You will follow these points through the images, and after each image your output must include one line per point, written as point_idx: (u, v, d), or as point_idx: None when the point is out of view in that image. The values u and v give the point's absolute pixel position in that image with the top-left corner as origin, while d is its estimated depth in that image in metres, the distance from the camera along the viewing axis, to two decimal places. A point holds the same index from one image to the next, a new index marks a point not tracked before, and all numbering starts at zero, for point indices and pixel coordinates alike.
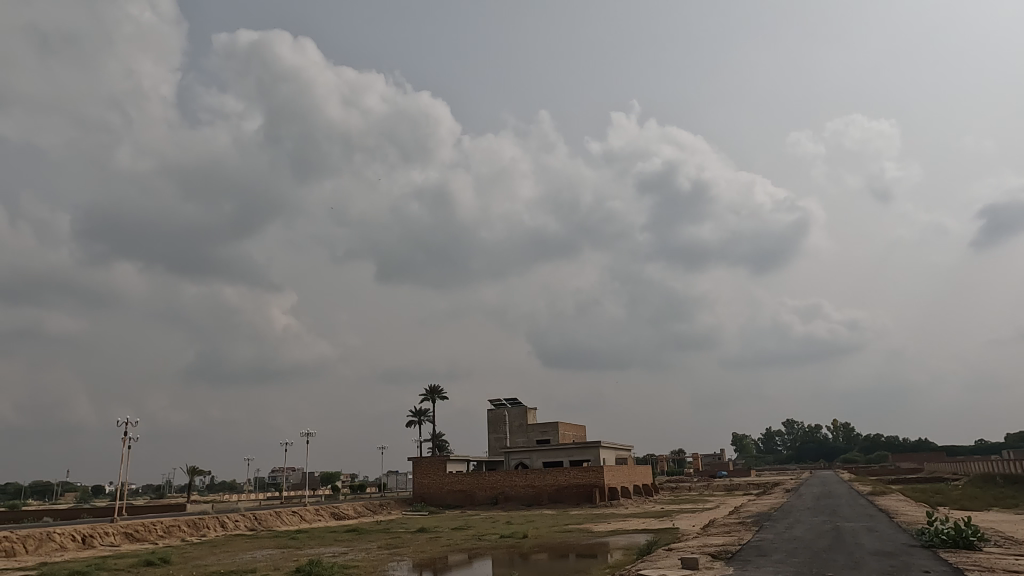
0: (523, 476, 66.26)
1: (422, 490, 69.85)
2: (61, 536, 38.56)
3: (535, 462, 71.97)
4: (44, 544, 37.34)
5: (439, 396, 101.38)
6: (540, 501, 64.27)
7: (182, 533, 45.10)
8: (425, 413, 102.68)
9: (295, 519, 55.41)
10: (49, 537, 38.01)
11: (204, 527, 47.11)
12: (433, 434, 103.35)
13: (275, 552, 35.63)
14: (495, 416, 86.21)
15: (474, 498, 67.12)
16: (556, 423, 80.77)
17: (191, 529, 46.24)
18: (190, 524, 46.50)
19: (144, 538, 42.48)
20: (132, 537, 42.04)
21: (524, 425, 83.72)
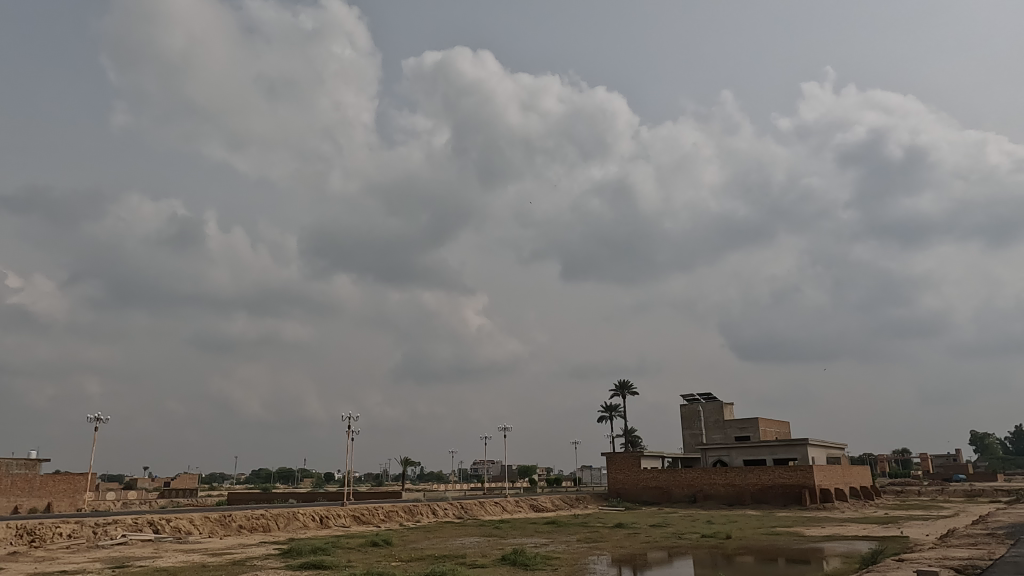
0: (722, 475, 63.45)
1: (617, 485, 69.82)
2: (304, 516, 44.29)
3: (735, 459, 68.68)
4: (292, 522, 43.17)
5: (629, 392, 100.64)
6: (743, 501, 61.12)
7: (400, 518, 49.62)
8: (616, 409, 102.55)
9: (497, 509, 58.30)
10: (295, 516, 43.93)
11: (418, 513, 51.34)
12: (625, 429, 102.86)
13: (482, 540, 37.86)
14: (689, 412, 83.71)
15: (671, 496, 65.63)
16: (756, 419, 76.37)
17: (407, 514, 50.65)
18: (406, 510, 50.95)
19: (369, 520, 47.37)
20: (360, 519, 47.08)
21: (720, 420, 80.23)
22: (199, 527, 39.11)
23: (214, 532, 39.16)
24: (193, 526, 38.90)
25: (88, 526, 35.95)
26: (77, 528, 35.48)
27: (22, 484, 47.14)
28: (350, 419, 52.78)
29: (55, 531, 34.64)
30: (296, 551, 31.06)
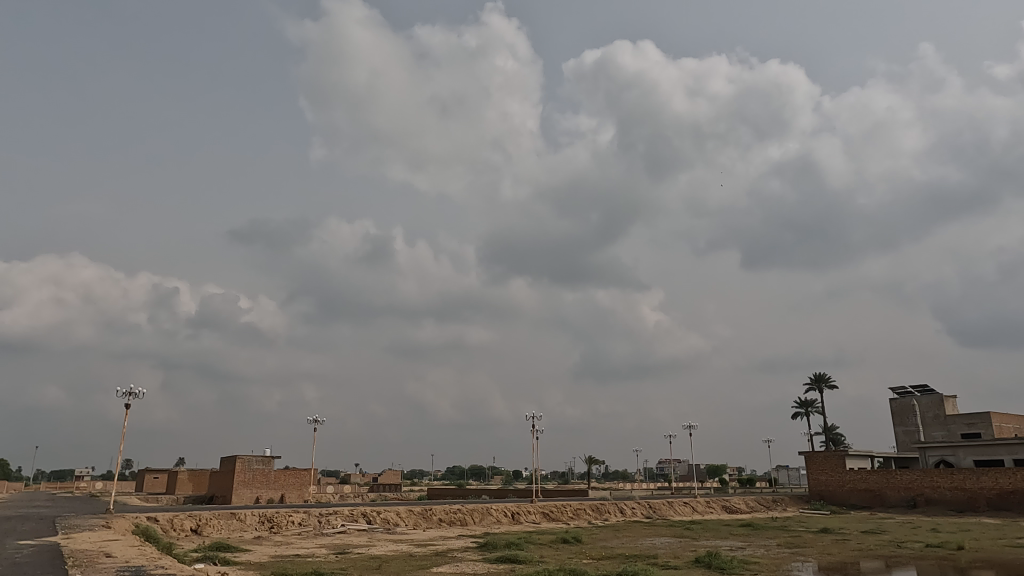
0: (948, 477, 56.20)
1: (820, 487, 64.58)
2: (497, 512, 46.28)
3: (962, 460, 60.39)
4: (486, 517, 45.33)
5: (826, 384, 92.59)
6: (977, 507, 53.52)
7: (588, 516, 50.03)
8: (812, 405, 94.91)
9: (687, 510, 56.58)
10: (488, 511, 46.06)
11: (606, 512, 51.37)
12: (824, 426, 94.83)
13: (673, 541, 36.91)
14: (900, 407, 75.13)
15: (885, 499, 59.33)
16: (987, 414, 66.55)
17: (595, 513, 50.92)
18: (594, 508, 51.24)
19: (558, 518, 48.30)
20: (549, 516, 48.16)
21: (941, 416, 71.04)
22: (404, 519, 42.47)
23: (418, 524, 42.27)
24: (399, 518, 42.36)
25: (314, 516, 40.57)
26: (306, 517, 40.19)
27: (260, 477, 54.37)
28: (536, 419, 57.31)
29: (288, 519, 39.55)
30: (492, 545, 32.54)
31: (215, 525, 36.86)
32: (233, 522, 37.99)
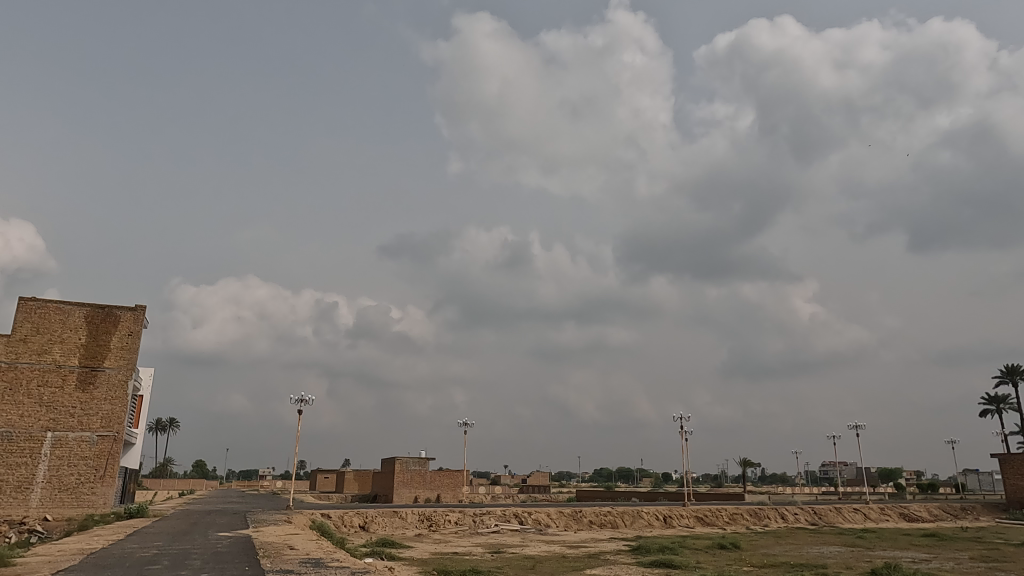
0: None
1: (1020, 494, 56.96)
2: (648, 515, 45.38)
3: None
4: (637, 520, 44.63)
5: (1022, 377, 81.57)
6: None
7: (746, 521, 47.69)
8: (1004, 400, 84.06)
9: (858, 517, 52.23)
10: (639, 514, 45.33)
11: (765, 518, 48.70)
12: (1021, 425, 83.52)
13: (844, 550, 34.25)
14: None
15: None
16: None
17: (753, 518, 48.46)
18: (752, 513, 48.78)
19: (714, 522, 46.46)
20: (703, 521, 46.46)
21: None
22: (556, 520, 42.89)
23: (569, 526, 42.55)
24: (551, 519, 42.85)
25: (469, 515, 42.17)
26: (462, 516, 41.81)
27: (418, 477, 57.34)
28: (684, 419, 53.41)
29: (446, 518, 41.34)
30: (645, 548, 32.04)
31: (380, 522, 39.41)
32: (396, 519, 40.38)
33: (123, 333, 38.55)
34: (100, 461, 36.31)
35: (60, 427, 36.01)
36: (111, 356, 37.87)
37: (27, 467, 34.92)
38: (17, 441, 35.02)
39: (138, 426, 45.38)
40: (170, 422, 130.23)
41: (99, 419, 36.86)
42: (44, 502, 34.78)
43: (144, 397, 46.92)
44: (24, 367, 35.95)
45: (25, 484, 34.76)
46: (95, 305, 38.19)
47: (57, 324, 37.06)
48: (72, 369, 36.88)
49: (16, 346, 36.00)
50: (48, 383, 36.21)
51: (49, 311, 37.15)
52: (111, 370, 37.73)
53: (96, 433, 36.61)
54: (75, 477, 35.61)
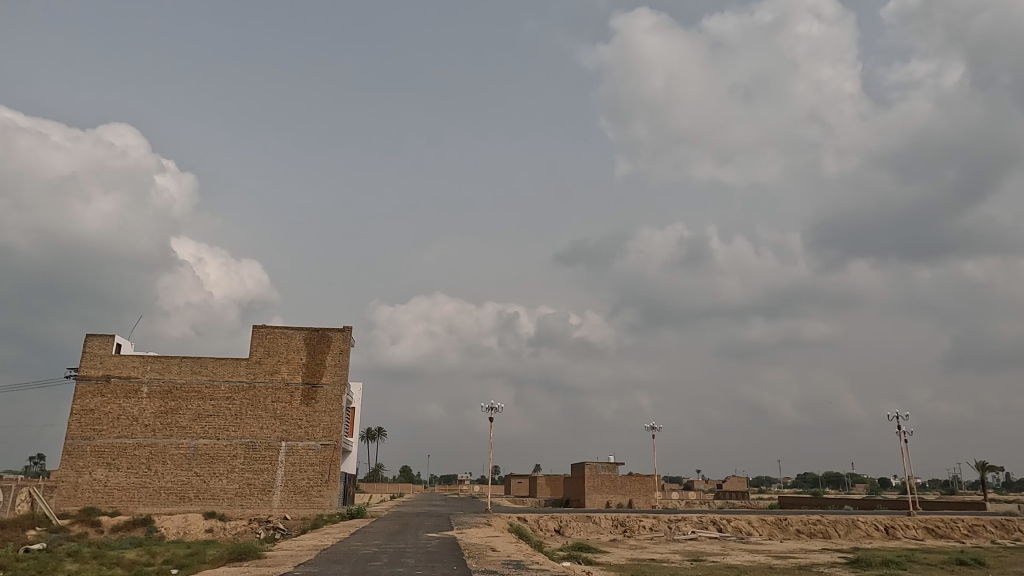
0: None
1: None
2: (866, 525, 41.20)
3: None
4: (853, 531, 40.71)
5: None
6: None
7: (990, 534, 41.46)
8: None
9: None
10: (855, 524, 41.32)
11: (1016, 531, 41.97)
12: None
13: None
14: None
15: None
16: None
17: (999, 530, 42.00)
18: (997, 525, 42.30)
19: (948, 535, 40.96)
20: (935, 533, 41.14)
21: None
22: (758, 529, 40.52)
23: (774, 535, 39.95)
24: (752, 528, 40.57)
25: (664, 521, 41.24)
26: (656, 522, 41.05)
27: (609, 483, 57.28)
28: (903, 418, 46.12)
29: (640, 523, 40.85)
30: (866, 561, 29.12)
31: (575, 526, 39.97)
32: (590, 524, 40.73)
33: (336, 351, 43.01)
34: (324, 466, 40.80)
35: (292, 437, 41.05)
36: (327, 373, 42.44)
37: (269, 472, 40.27)
38: (260, 450, 40.55)
39: (353, 434, 50.44)
40: (376, 429, 142.32)
41: (322, 429, 41.45)
42: (284, 502, 39.87)
43: (357, 408, 51.93)
44: (261, 385, 41.58)
45: (269, 487, 40.07)
46: (311, 329, 43.06)
47: (283, 347, 42.41)
48: (297, 385, 41.92)
49: (254, 367, 41.79)
50: (279, 399, 41.51)
51: (276, 336, 42.63)
52: (328, 385, 42.28)
53: (319, 442, 41.21)
54: (306, 481, 40.34)
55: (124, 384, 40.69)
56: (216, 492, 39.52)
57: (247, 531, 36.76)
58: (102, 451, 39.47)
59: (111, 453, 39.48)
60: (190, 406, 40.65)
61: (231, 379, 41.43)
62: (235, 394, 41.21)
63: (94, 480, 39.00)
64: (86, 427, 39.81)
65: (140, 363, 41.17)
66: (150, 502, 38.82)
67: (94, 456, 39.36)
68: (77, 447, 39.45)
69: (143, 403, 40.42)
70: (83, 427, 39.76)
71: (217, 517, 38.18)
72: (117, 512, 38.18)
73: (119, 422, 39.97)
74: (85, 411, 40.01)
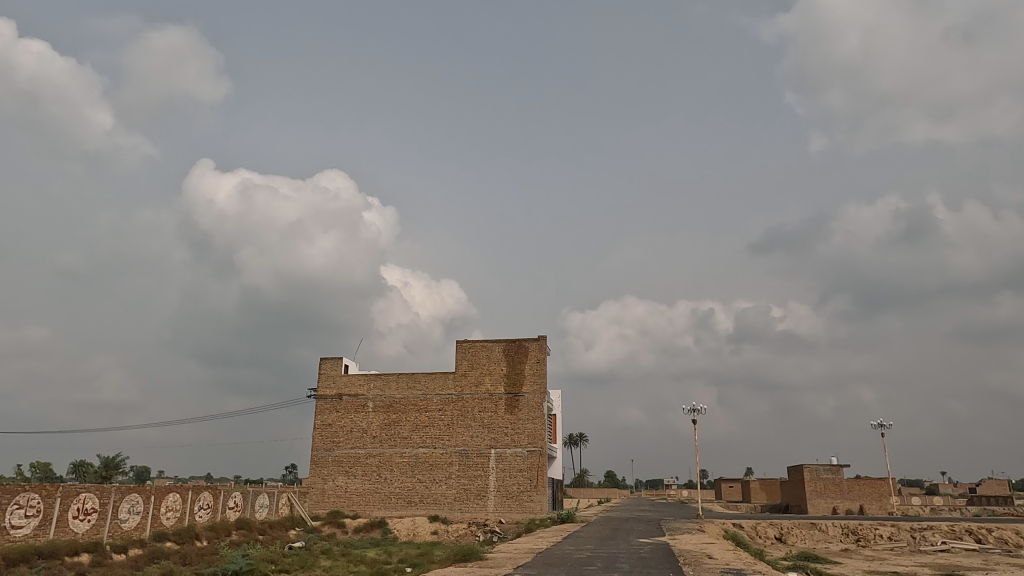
0: None
1: None
2: None
3: None
4: None
5: None
6: None
7: None
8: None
9: None
10: None
11: None
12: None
13: None
14: None
15: None
16: None
17: None
18: None
19: None
20: None
21: None
22: None
23: None
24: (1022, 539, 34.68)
25: (906, 530, 36.75)
26: (896, 531, 36.72)
27: (833, 487, 52.43)
28: None
29: (876, 532, 36.84)
30: None
31: (799, 534, 37.14)
32: (816, 532, 37.63)
33: (533, 361, 44.37)
34: (532, 472, 42.22)
35: (500, 445, 43.10)
36: (527, 382, 43.94)
37: (482, 478, 42.63)
38: (472, 457, 43.09)
39: (557, 440, 51.68)
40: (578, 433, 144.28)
41: (527, 436, 42.99)
42: (498, 507, 41.89)
43: (558, 415, 53.18)
44: (468, 397, 44.25)
45: (483, 492, 42.39)
46: (509, 340, 44.93)
47: (485, 360, 44.78)
48: (501, 395, 43.96)
49: (461, 380, 44.62)
50: (486, 409, 43.83)
51: (478, 349, 45.15)
52: (529, 394, 43.77)
53: (526, 448, 42.79)
54: (516, 487, 42.03)
55: (353, 400, 45.63)
56: (438, 497, 42.67)
57: (467, 534, 39.21)
58: (341, 460, 44.56)
59: (348, 463, 44.42)
60: (409, 418, 44.43)
61: (442, 392, 44.61)
62: (446, 406, 44.29)
63: (336, 486, 44.12)
64: (327, 440, 45.20)
65: (365, 381, 45.89)
66: (383, 506, 42.98)
67: (335, 465, 44.55)
68: (321, 458, 44.93)
69: (370, 417, 44.97)
70: (325, 440, 45.19)
71: (440, 520, 41.20)
72: (358, 515, 42.81)
73: (352, 434, 44.85)
74: (325, 425, 45.46)
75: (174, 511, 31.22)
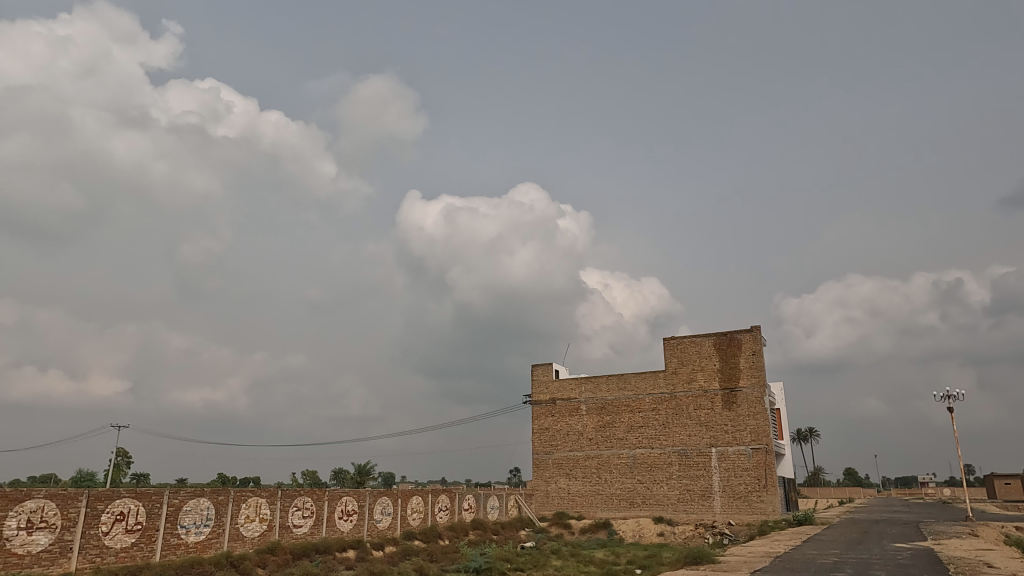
0: None
1: None
2: None
3: None
4: None
5: None
6: None
7: None
8: None
9: None
10: None
11: None
12: None
13: None
14: None
15: None
16: None
17: None
18: None
19: None
20: None
21: None
22: None
23: None
24: None
25: None
26: None
27: None
28: None
29: None
30: None
31: None
32: None
33: (748, 353, 41.90)
34: (760, 471, 39.77)
35: (721, 443, 41.25)
36: (744, 376, 41.59)
37: (705, 478, 41.11)
38: (693, 457, 41.77)
39: (783, 436, 48.24)
40: (808, 431, 132.90)
41: (750, 433, 40.64)
42: (726, 508, 40.07)
43: (782, 409, 49.67)
44: (682, 395, 43.05)
45: (708, 492, 40.85)
46: (719, 333, 42.95)
47: (695, 356, 43.27)
48: (716, 391, 42.11)
49: (672, 378, 43.57)
50: (702, 406, 42.29)
51: (687, 345, 43.80)
52: (747, 388, 41.39)
53: (750, 446, 40.45)
54: (743, 486, 39.90)
55: (567, 404, 46.70)
56: (660, 498, 41.98)
57: (695, 536, 37.99)
58: (561, 462, 45.76)
59: (568, 465, 45.47)
60: (623, 420, 44.36)
61: (654, 391, 43.92)
62: (660, 405, 43.51)
63: (559, 488, 45.36)
64: (546, 444, 46.71)
65: (576, 385, 46.75)
66: (606, 507, 43.32)
67: (555, 468, 45.85)
68: (542, 461, 46.54)
69: (584, 419, 45.68)
70: (544, 443, 46.76)
71: (665, 522, 40.46)
72: (582, 516, 43.60)
73: (569, 437, 45.88)
74: (542, 429, 47.08)
75: (419, 512, 34.40)
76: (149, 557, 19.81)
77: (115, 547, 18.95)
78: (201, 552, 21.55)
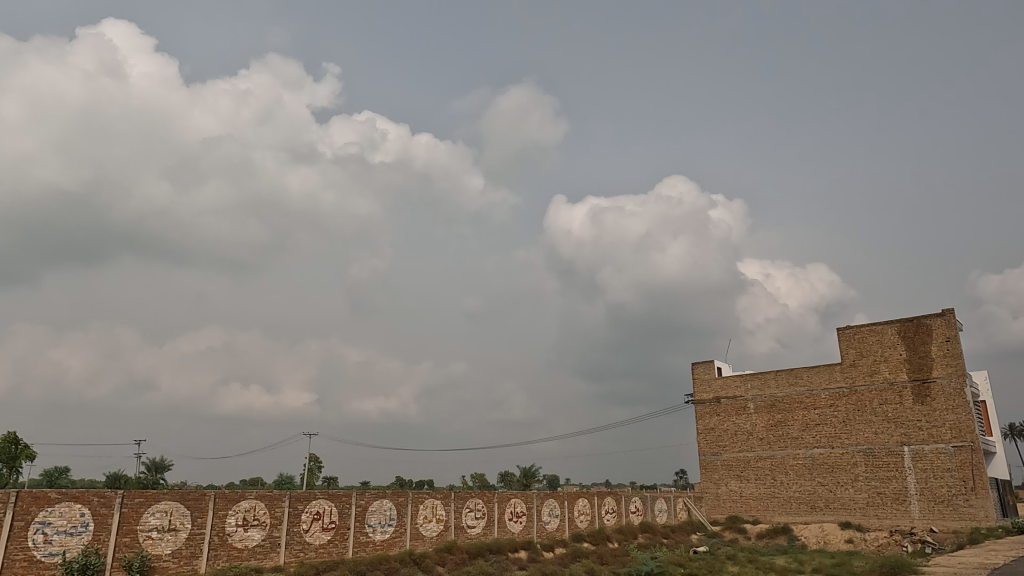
0: None
1: None
2: None
3: None
4: None
5: None
6: None
7: None
8: None
9: None
10: None
11: None
12: None
13: None
14: None
15: None
16: None
17: None
18: None
19: None
20: None
21: None
22: None
23: None
24: None
25: None
26: None
27: None
28: None
29: None
30: None
31: None
32: None
33: (940, 340, 37.52)
34: (965, 472, 35.34)
35: (914, 441, 37.23)
36: (937, 366, 37.27)
37: (898, 480, 37.30)
38: (881, 457, 38.08)
39: (992, 433, 42.51)
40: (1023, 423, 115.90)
41: (949, 430, 36.28)
42: (926, 513, 36.00)
43: (987, 401, 43.82)
44: (863, 389, 39.46)
45: (902, 496, 37.02)
46: (904, 320, 38.87)
47: (876, 346, 39.51)
48: (905, 384, 38.10)
49: (850, 371, 40.09)
50: (888, 401, 38.47)
51: (865, 335, 40.15)
52: (942, 380, 37.03)
53: (951, 444, 36.08)
54: (946, 489, 35.66)
55: (733, 403, 44.59)
56: (846, 502, 38.69)
57: (890, 543, 34.54)
58: (730, 464, 43.74)
59: (739, 466, 43.33)
60: (797, 418, 41.51)
61: (830, 386, 40.67)
62: (838, 401, 40.21)
63: (731, 491, 43.34)
64: (713, 444, 44.89)
65: (742, 382, 44.52)
66: (785, 512, 40.67)
67: (725, 469, 43.90)
68: (710, 462, 44.77)
69: (753, 418, 43.35)
70: (710, 444, 44.97)
71: (854, 528, 37.20)
72: (758, 520, 41.31)
73: (738, 437, 43.73)
74: (708, 430, 45.34)
75: (586, 515, 34.55)
76: (344, 553, 21.73)
77: (315, 543, 20.98)
78: (387, 549, 23.22)
